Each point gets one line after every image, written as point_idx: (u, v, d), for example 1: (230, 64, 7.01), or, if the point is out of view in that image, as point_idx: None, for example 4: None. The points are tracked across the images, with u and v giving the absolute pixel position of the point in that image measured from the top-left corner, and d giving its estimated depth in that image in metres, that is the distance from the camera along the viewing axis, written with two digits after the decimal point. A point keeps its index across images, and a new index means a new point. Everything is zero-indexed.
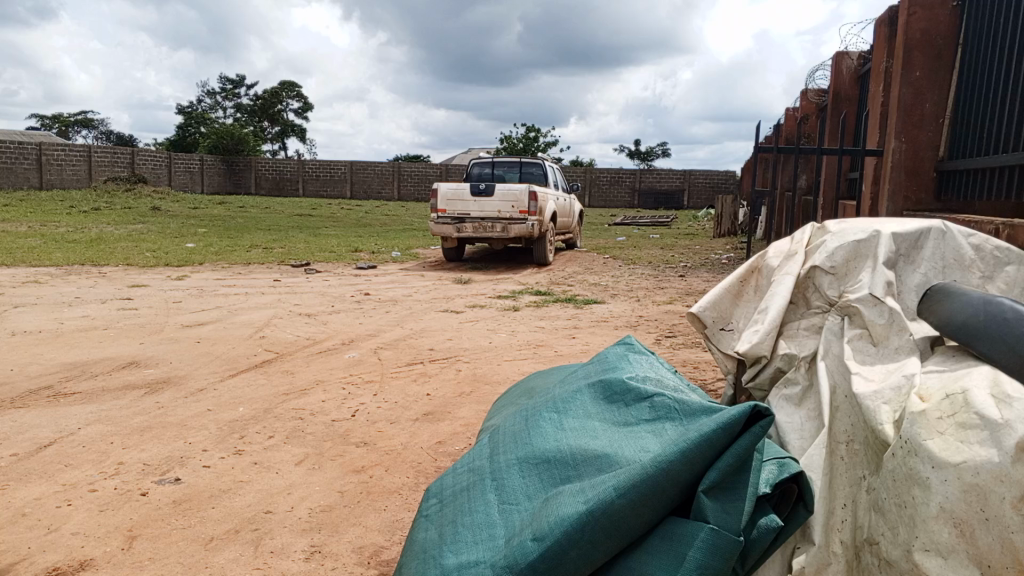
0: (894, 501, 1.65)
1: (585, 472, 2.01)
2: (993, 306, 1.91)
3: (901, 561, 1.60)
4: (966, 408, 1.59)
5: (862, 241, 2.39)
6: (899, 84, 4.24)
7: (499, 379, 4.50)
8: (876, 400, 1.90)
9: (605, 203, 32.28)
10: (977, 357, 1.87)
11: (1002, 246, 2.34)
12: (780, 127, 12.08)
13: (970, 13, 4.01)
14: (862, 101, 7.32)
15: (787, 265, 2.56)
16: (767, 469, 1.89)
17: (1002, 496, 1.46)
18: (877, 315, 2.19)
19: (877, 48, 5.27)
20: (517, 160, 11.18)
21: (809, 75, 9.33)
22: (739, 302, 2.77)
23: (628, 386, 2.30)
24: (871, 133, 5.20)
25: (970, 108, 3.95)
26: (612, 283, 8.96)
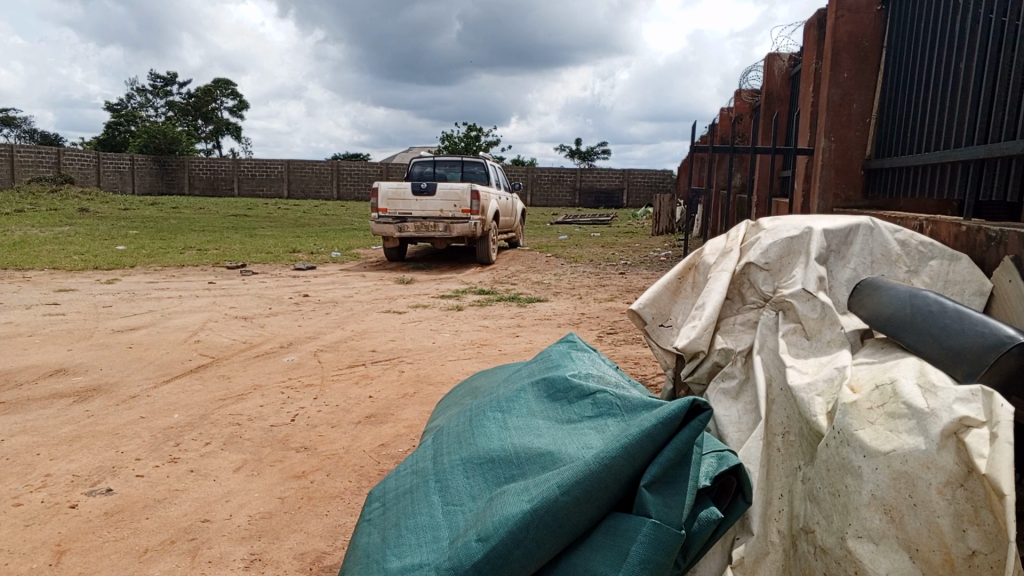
0: (828, 490, 1.70)
1: (528, 471, 2.01)
2: (920, 301, 2.00)
3: (836, 548, 1.65)
4: (895, 398, 1.65)
5: (795, 237, 2.46)
6: (828, 85, 4.39)
7: (443, 379, 4.47)
8: (810, 392, 1.94)
9: (547, 202, 32.46)
10: (905, 348, 1.93)
11: (926, 242, 2.43)
12: (716, 126, 12.33)
13: (893, 16, 4.17)
14: (793, 101, 7.52)
15: (723, 262, 2.61)
16: (707, 462, 1.92)
17: (928, 482, 1.50)
18: (809, 310, 2.26)
19: (807, 50, 5.43)
20: (458, 159, 11.15)
21: (742, 76, 9.54)
22: (678, 299, 2.82)
23: (571, 383, 2.31)
24: (802, 132, 5.34)
25: (894, 108, 4.10)
26: (554, 281, 9.01)
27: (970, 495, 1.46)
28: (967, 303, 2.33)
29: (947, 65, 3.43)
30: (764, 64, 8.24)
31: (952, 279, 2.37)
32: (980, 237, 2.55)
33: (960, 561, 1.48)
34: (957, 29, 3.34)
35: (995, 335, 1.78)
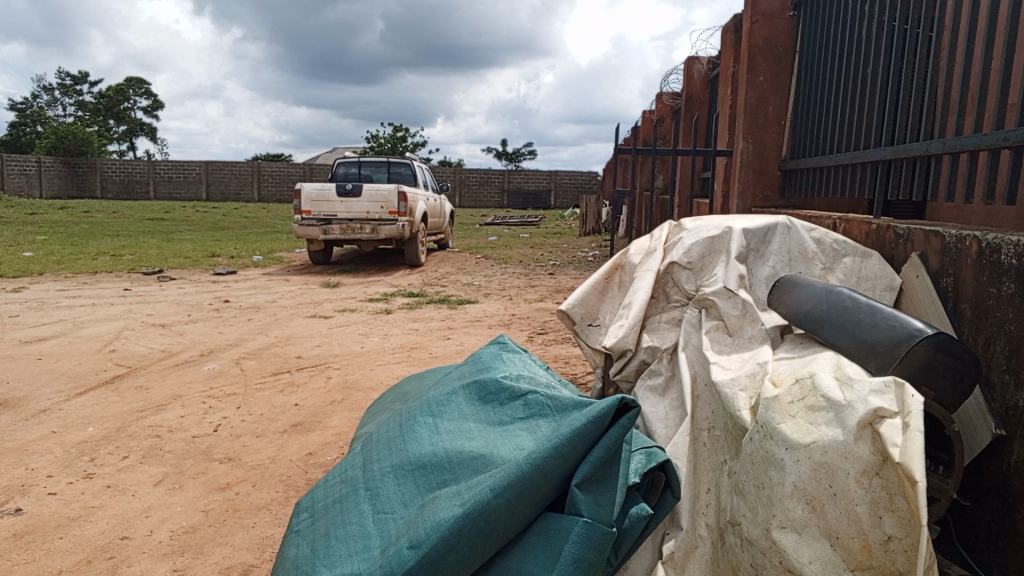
0: (753, 482, 1.75)
1: (460, 475, 2.00)
2: (835, 297, 2.08)
3: (761, 540, 1.69)
4: (813, 392, 1.70)
5: (716, 237, 2.52)
6: (745, 89, 4.51)
7: (372, 384, 4.41)
8: (733, 387, 1.99)
9: (475, 203, 32.47)
10: (822, 343, 2.01)
11: (840, 240, 2.53)
12: (639, 128, 12.54)
13: (805, 23, 4.31)
14: (712, 104, 7.72)
15: (648, 262, 2.66)
16: (636, 459, 1.95)
17: (846, 472, 1.56)
18: (731, 307, 2.32)
19: (725, 54, 5.57)
20: (383, 160, 11.03)
21: (663, 79, 9.75)
22: (605, 299, 2.85)
23: (502, 385, 2.31)
24: (721, 134, 5.49)
25: (808, 111, 4.24)
26: (483, 283, 9.02)
27: (885, 482, 1.52)
28: (878, 298, 2.43)
29: (856, 70, 3.57)
30: (684, 67, 8.42)
31: (864, 275, 2.47)
32: (889, 234, 2.66)
33: (878, 547, 1.54)
34: (864, 35, 3.48)
35: (906, 328, 1.87)
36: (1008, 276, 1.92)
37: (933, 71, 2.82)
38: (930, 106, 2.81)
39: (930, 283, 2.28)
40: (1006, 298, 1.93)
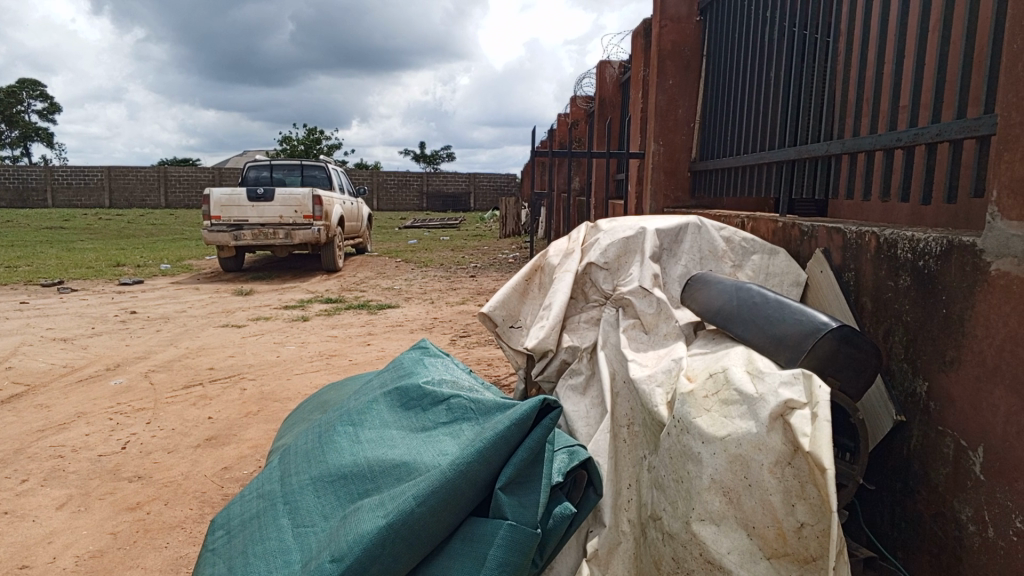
0: (672, 476, 1.78)
1: (383, 484, 1.97)
2: (745, 293, 2.15)
3: (681, 533, 1.72)
4: (727, 385, 1.75)
5: (631, 238, 2.57)
6: (656, 92, 4.61)
7: (289, 394, 4.30)
8: (651, 384, 2.03)
9: (393, 206, 32.17)
10: (734, 338, 2.07)
11: (748, 238, 2.62)
12: (555, 130, 12.67)
13: (712, 28, 4.44)
14: (625, 107, 7.88)
15: (566, 263, 2.68)
16: (559, 458, 1.97)
17: (760, 463, 1.60)
18: (647, 305, 2.36)
19: (636, 57, 5.69)
20: (297, 162, 10.79)
21: (576, 82, 9.88)
22: (526, 300, 2.86)
23: (424, 391, 2.29)
24: (634, 136, 5.60)
25: (716, 114, 4.38)
26: (403, 287, 8.93)
27: (796, 472, 1.58)
28: (786, 294, 2.52)
29: (760, 73, 3.69)
30: (597, 71, 8.56)
31: (772, 271, 2.55)
32: (795, 231, 2.76)
33: (792, 534, 1.59)
34: (767, 41, 3.60)
35: (811, 322, 1.94)
36: (905, 270, 2.01)
37: (831, 75, 2.94)
38: (828, 108, 2.93)
39: (833, 278, 2.38)
40: (903, 290, 2.02)
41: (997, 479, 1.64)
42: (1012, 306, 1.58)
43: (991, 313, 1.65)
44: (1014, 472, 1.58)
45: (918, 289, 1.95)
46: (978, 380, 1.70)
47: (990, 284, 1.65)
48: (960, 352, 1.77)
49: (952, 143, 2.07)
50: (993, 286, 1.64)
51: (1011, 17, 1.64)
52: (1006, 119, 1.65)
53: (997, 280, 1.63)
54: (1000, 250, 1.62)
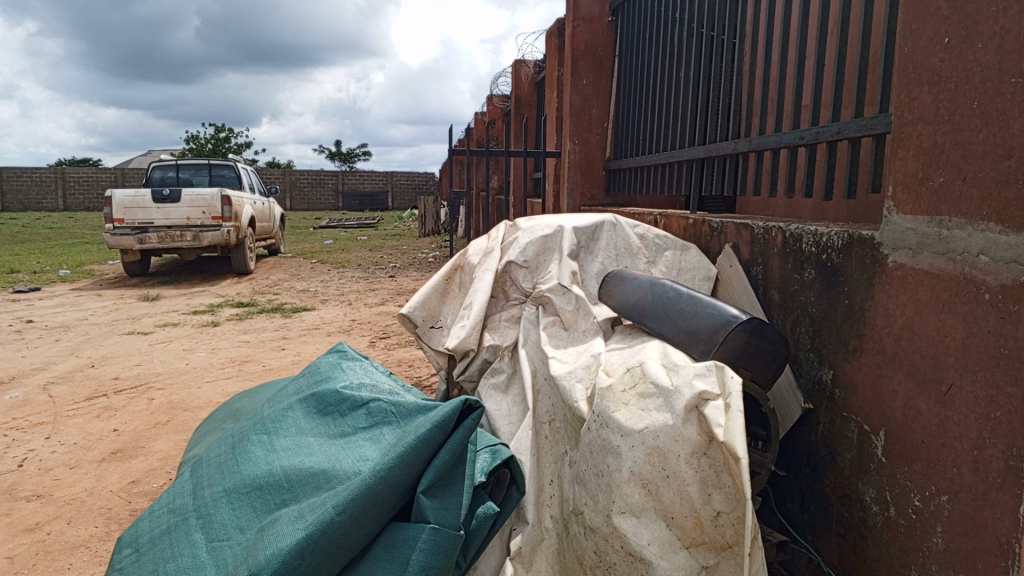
0: (592, 471, 1.80)
1: (301, 493, 1.92)
2: (660, 289, 2.20)
3: (603, 526, 1.74)
4: (644, 379, 1.79)
5: (549, 236, 2.59)
6: (570, 91, 4.66)
7: (200, 403, 4.15)
8: (571, 380, 2.04)
9: (308, 206, 31.52)
10: (649, 333, 2.12)
11: (661, 235, 2.69)
12: (471, 128, 12.65)
13: (623, 29, 4.51)
14: (541, 106, 7.94)
15: (486, 261, 2.68)
16: (481, 458, 1.96)
17: (677, 454, 1.64)
18: (566, 303, 2.38)
19: (550, 57, 5.74)
20: (204, 162, 10.41)
21: (492, 81, 9.90)
22: (446, 300, 2.84)
23: (342, 396, 2.24)
24: (550, 134, 5.65)
25: (629, 113, 4.46)
26: (320, 288, 8.76)
27: (712, 461, 1.61)
28: (697, 288, 2.58)
29: (670, 72, 3.78)
30: (512, 69, 8.60)
31: (684, 267, 2.62)
32: (705, 228, 2.84)
33: (709, 523, 1.62)
34: (677, 42, 3.68)
35: (722, 315, 2.00)
36: (809, 263, 2.09)
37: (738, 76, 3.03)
38: (735, 107, 3.02)
39: (743, 272, 2.46)
40: (808, 283, 2.10)
41: (898, 461, 1.72)
42: (908, 296, 1.66)
43: (889, 303, 1.73)
44: (912, 454, 1.66)
45: (822, 281, 2.03)
46: (879, 367, 1.78)
47: (887, 275, 1.74)
48: (862, 341, 1.85)
49: (851, 141, 2.17)
50: (890, 277, 1.73)
51: (902, 21, 1.72)
52: (900, 118, 1.73)
53: (894, 271, 1.71)
54: (897, 242, 1.71)
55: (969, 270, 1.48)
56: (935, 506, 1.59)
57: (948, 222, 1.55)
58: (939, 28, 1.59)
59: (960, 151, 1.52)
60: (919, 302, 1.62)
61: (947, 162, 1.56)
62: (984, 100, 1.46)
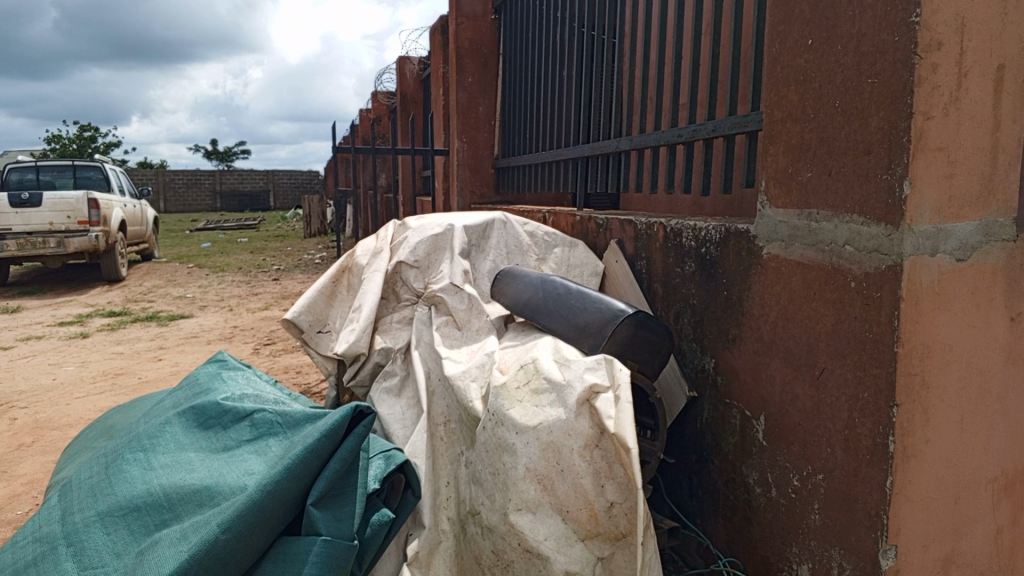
0: (488, 470, 1.79)
1: (183, 512, 1.82)
2: (550, 285, 2.23)
3: (500, 525, 1.73)
4: (537, 375, 1.80)
5: (439, 235, 2.56)
6: (456, 90, 4.65)
7: (69, 421, 3.87)
8: (466, 379, 2.03)
9: (184, 207, 30.09)
10: (541, 329, 2.14)
11: (551, 232, 2.72)
12: (356, 126, 12.38)
13: (506, 27, 4.53)
14: (427, 103, 7.87)
15: (375, 262, 2.63)
16: (375, 464, 1.93)
17: (571, 448, 1.65)
18: (459, 302, 2.37)
19: (435, 54, 5.69)
20: (67, 162, 9.71)
21: (377, 78, 9.73)
22: (334, 304, 2.75)
23: (223, 408, 2.14)
24: (437, 132, 5.61)
25: (515, 111, 4.48)
26: (199, 294, 8.37)
27: (604, 453, 1.64)
28: (586, 284, 2.61)
29: (553, 71, 3.83)
30: (396, 66, 8.47)
31: (573, 263, 2.65)
32: (591, 224, 2.89)
33: (603, 514, 1.64)
34: (559, 40, 3.73)
35: (610, 310, 2.04)
36: (689, 257, 2.17)
37: (618, 75, 3.10)
38: (617, 106, 3.09)
39: (628, 267, 2.52)
40: (688, 275, 2.17)
41: (777, 443, 1.80)
42: (782, 285, 1.75)
43: (765, 293, 1.81)
44: (790, 436, 1.74)
45: (702, 273, 2.10)
46: (757, 355, 1.86)
47: (762, 266, 1.82)
48: (740, 330, 1.93)
49: (726, 139, 2.25)
50: (764, 268, 1.81)
51: (770, 23, 1.80)
52: (771, 116, 1.80)
53: (769, 262, 1.79)
54: (770, 235, 1.79)
55: (836, 260, 1.57)
56: (812, 485, 1.67)
57: (817, 215, 1.64)
58: (804, 30, 1.67)
59: (825, 148, 1.61)
60: (793, 291, 1.71)
61: (814, 159, 1.65)
62: (845, 99, 1.55)
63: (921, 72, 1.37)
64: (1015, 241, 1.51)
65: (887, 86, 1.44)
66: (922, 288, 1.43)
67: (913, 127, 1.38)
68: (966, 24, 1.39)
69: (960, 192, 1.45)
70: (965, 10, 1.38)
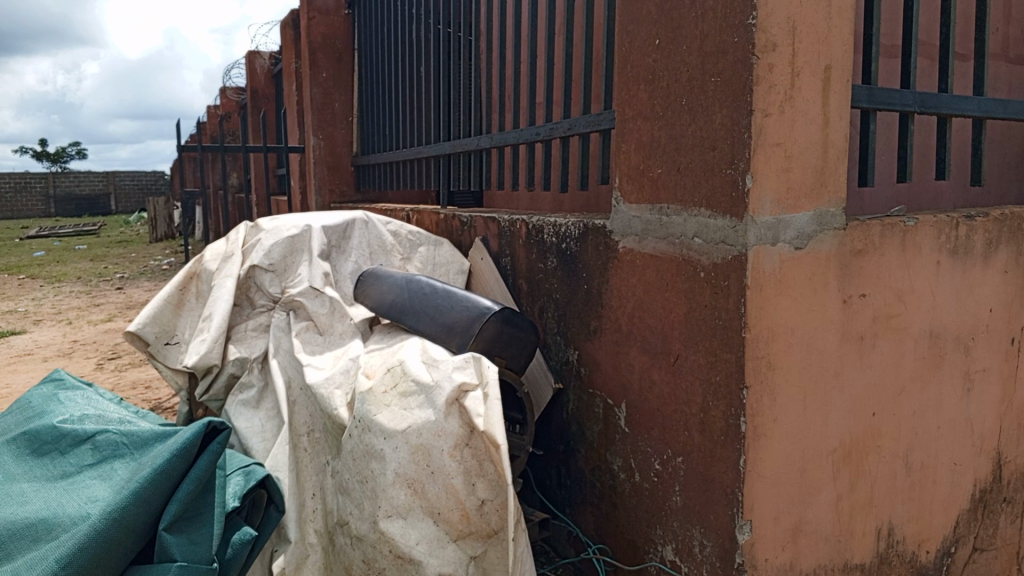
0: (356, 479, 1.74)
1: (14, 549, 1.65)
2: (415, 285, 2.20)
3: (370, 533, 1.69)
4: (404, 377, 1.76)
5: (296, 236, 2.46)
6: (310, 85, 4.52)
7: None
8: (329, 387, 1.97)
9: (11, 213, 27.55)
10: (407, 330, 2.11)
11: (414, 231, 2.69)
12: (204, 124, 11.78)
13: (361, 23, 4.44)
14: (280, 100, 7.60)
15: (226, 267, 2.49)
16: (233, 481, 1.82)
17: (441, 449, 1.63)
18: (319, 306, 2.29)
19: (287, 49, 5.49)
20: None
21: (225, 74, 9.30)
22: (182, 313, 2.58)
23: (60, 432, 1.97)
24: (292, 130, 5.42)
25: (372, 108, 4.40)
26: (31, 308, 7.68)
27: (474, 451, 1.64)
28: (452, 282, 2.59)
29: (411, 67, 3.79)
30: (245, 61, 8.11)
31: (438, 261, 2.63)
32: (455, 222, 2.88)
33: (474, 513, 1.64)
34: (416, 36, 3.69)
35: (477, 307, 2.03)
36: (551, 253, 2.19)
37: (476, 72, 3.10)
38: (476, 104, 3.09)
39: (492, 264, 2.52)
40: (551, 271, 2.20)
41: (639, 429, 1.86)
42: (638, 276, 1.80)
43: (623, 285, 1.86)
44: (651, 422, 1.80)
45: (563, 268, 2.14)
46: (617, 345, 1.91)
47: (619, 260, 1.87)
48: (601, 322, 1.98)
49: (582, 136, 2.30)
50: (621, 262, 1.86)
51: (620, 22, 1.85)
52: (622, 113, 1.85)
53: (625, 256, 1.84)
54: (625, 229, 1.84)
55: (687, 252, 1.64)
56: (672, 468, 1.74)
57: (668, 209, 1.70)
58: (651, 30, 1.72)
59: (673, 144, 1.67)
60: (648, 282, 1.77)
61: (664, 154, 1.71)
62: (691, 97, 1.61)
63: (758, 72, 1.44)
64: (844, 230, 1.62)
65: (729, 85, 1.51)
66: (766, 275, 1.51)
67: (752, 124, 1.46)
68: (797, 27, 1.49)
69: (796, 185, 1.54)
70: (795, 14, 1.48)
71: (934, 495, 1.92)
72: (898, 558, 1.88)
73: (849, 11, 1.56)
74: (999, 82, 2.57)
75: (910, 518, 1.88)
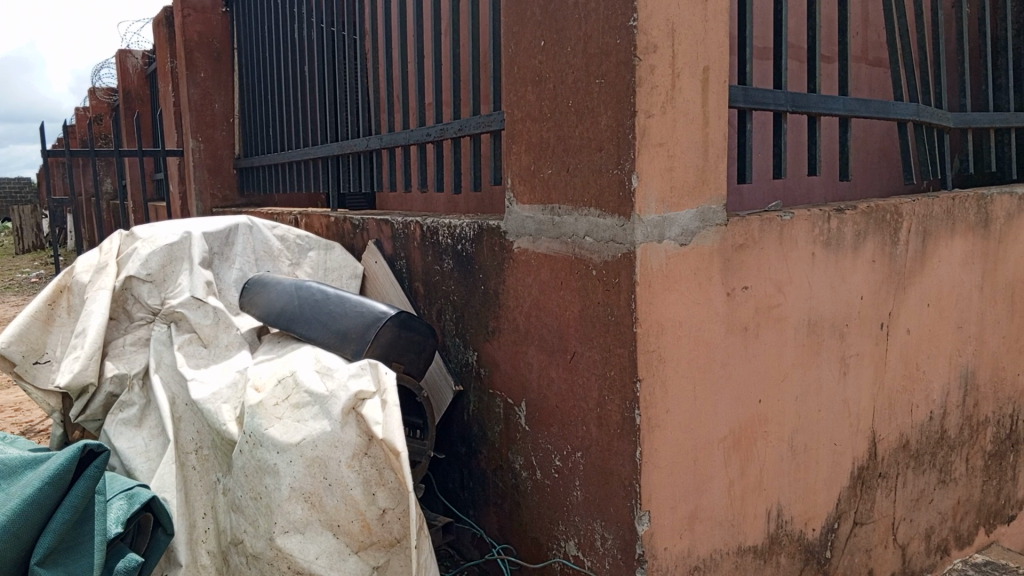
0: (249, 495, 1.68)
1: None
2: (305, 292, 2.13)
3: (266, 551, 1.62)
4: (296, 389, 1.70)
5: (174, 244, 2.34)
6: (186, 85, 4.31)
7: None
8: (216, 401, 1.89)
9: None
10: (298, 338, 2.04)
11: (303, 235, 2.61)
12: (70, 126, 11.08)
13: (239, 21, 4.29)
14: (155, 100, 7.23)
15: (98, 279, 2.33)
16: (115, 505, 1.68)
17: (338, 460, 1.59)
18: (202, 317, 2.18)
19: (161, 47, 5.22)
20: None
21: (94, 73, 8.77)
22: (51, 329, 2.41)
23: None
24: (169, 132, 5.16)
25: (255, 109, 4.24)
26: None
27: (373, 460, 1.61)
28: (346, 287, 2.56)
29: (294, 67, 3.68)
30: (115, 60, 7.66)
31: (330, 266, 2.58)
32: (347, 225, 2.83)
33: (375, 523, 1.61)
34: (299, 35, 3.59)
35: (370, 312, 1.99)
36: (446, 254, 2.18)
37: (363, 72, 3.04)
38: (363, 104, 3.04)
39: (387, 267, 2.48)
40: (447, 272, 2.19)
41: (539, 427, 1.87)
42: (533, 276, 1.81)
43: (519, 285, 1.87)
44: (550, 419, 1.82)
45: (459, 270, 2.13)
46: (515, 344, 1.92)
47: (514, 260, 1.87)
48: (498, 323, 1.98)
49: (472, 137, 2.29)
50: (516, 262, 1.86)
51: (506, 23, 1.85)
52: (511, 114, 1.86)
53: (519, 257, 1.85)
54: (519, 230, 1.85)
55: (579, 250, 1.66)
56: (572, 463, 1.76)
57: (559, 209, 1.72)
58: (536, 32, 1.74)
59: (561, 145, 1.69)
60: (543, 281, 1.78)
61: (553, 156, 1.72)
62: (577, 98, 1.64)
63: (641, 73, 1.48)
64: (726, 225, 1.69)
65: (613, 85, 1.54)
66: (654, 272, 1.55)
67: (636, 125, 1.49)
68: (676, 29, 1.53)
69: (680, 183, 1.59)
70: (673, 17, 1.53)
71: (818, 475, 2.02)
72: (788, 537, 1.97)
73: (723, 14, 1.63)
74: (860, 83, 2.75)
75: (796, 498, 1.97)
